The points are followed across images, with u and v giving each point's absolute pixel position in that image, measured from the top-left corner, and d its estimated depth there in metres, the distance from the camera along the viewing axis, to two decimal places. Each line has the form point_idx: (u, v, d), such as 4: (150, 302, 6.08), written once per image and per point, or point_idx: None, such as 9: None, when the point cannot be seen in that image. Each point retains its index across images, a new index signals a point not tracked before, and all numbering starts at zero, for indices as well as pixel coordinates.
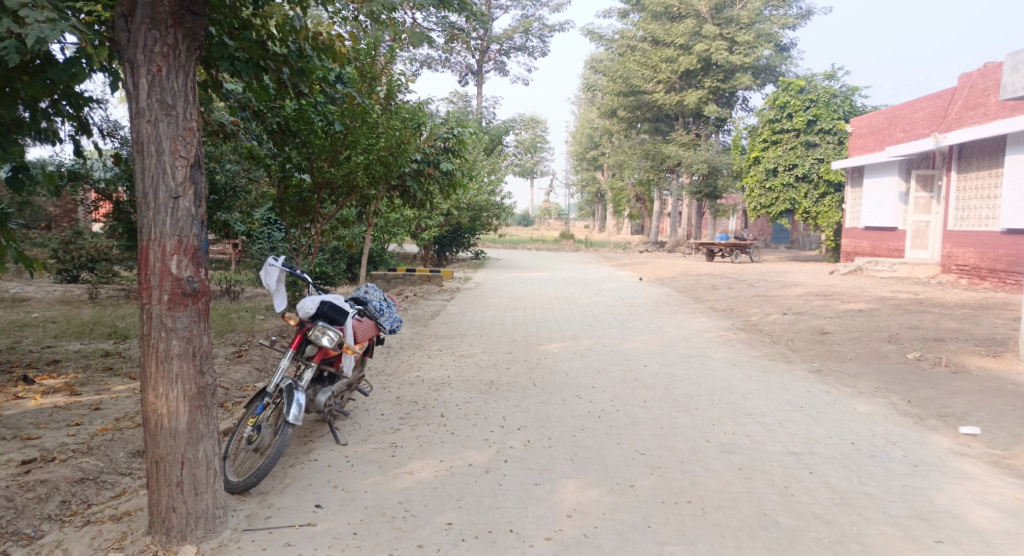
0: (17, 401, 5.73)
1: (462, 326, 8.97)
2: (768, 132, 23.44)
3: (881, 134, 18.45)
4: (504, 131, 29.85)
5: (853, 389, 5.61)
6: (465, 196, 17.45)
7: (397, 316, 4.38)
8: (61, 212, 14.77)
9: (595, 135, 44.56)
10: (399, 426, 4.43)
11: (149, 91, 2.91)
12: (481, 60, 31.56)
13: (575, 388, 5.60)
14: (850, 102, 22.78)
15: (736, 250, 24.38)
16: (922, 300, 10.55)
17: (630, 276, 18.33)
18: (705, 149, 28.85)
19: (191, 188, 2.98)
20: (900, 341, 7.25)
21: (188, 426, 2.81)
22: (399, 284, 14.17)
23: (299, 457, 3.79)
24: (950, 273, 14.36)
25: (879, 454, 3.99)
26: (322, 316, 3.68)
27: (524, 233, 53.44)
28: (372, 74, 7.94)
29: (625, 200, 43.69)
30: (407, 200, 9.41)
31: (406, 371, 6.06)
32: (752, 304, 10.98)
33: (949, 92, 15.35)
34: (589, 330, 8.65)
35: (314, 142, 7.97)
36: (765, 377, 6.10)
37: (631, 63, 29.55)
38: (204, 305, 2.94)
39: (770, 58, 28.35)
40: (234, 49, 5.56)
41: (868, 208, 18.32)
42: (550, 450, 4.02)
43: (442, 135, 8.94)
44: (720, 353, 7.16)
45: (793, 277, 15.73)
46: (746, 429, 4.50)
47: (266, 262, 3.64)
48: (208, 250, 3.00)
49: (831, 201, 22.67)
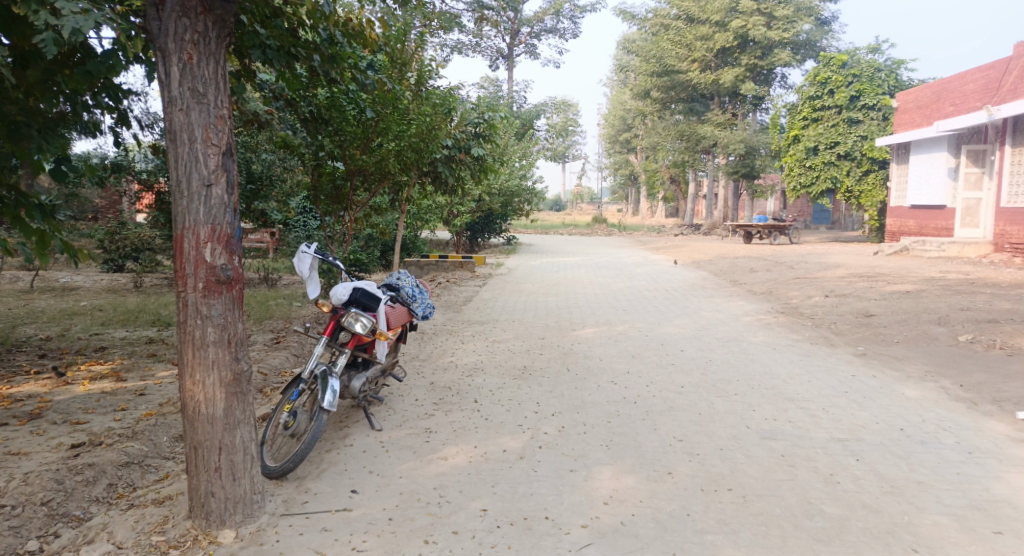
0: (67, 387, 5.94)
1: (494, 312, 8.94)
2: (808, 109, 22.68)
3: (929, 108, 17.64)
4: (535, 115, 29.61)
5: (901, 374, 5.38)
6: (497, 181, 17.38)
7: (429, 302, 4.38)
8: (107, 204, 15.26)
9: (627, 117, 43.84)
10: (434, 411, 4.43)
11: (180, 79, 2.92)
12: (511, 44, 31.29)
13: (610, 373, 5.51)
14: (896, 75, 21.87)
15: (774, 232, 23.76)
16: (974, 280, 10.09)
17: (664, 259, 18.05)
18: (742, 129, 28.09)
19: (224, 175, 2.99)
20: (951, 323, 6.94)
21: (225, 412, 2.85)
22: (432, 270, 14.24)
23: (335, 442, 3.82)
24: (1003, 252, 13.69)
25: (930, 441, 3.82)
26: (354, 303, 3.67)
27: (557, 219, 53.15)
28: (403, 60, 7.95)
29: (659, 183, 42.99)
30: (439, 186, 9.39)
31: (439, 357, 6.07)
32: (792, 287, 10.68)
33: (1004, 62, 14.53)
34: (623, 315, 8.52)
35: (346, 130, 7.98)
36: (807, 361, 5.91)
37: (665, 42, 28.89)
38: (239, 293, 2.96)
39: (809, 32, 27.36)
40: (265, 37, 5.56)
41: (915, 185, 17.61)
42: (585, 436, 3.96)
43: (473, 120, 8.91)
44: (759, 337, 6.97)
45: (835, 259, 15.25)
46: (788, 415, 4.35)
47: (299, 250, 3.62)
48: (241, 238, 3.02)
49: (875, 179, 21.85)
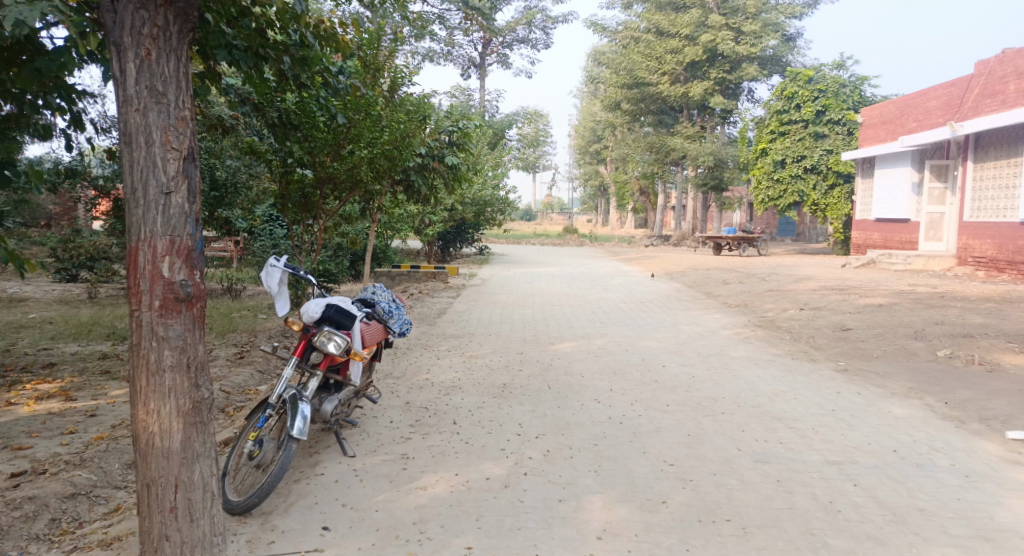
0: (9, 408, 5.48)
1: (469, 325, 8.70)
2: (775, 123, 23.08)
3: (893, 124, 18.09)
4: (508, 125, 29.54)
5: (886, 390, 5.33)
6: (470, 190, 17.18)
7: (406, 318, 4.13)
8: (60, 209, 14.55)
9: (597, 129, 44.10)
10: (410, 434, 4.18)
11: (137, 77, 2.65)
12: (483, 53, 31.23)
13: (592, 390, 5.34)
14: (859, 92, 22.42)
15: (743, 243, 24.05)
16: (942, 293, 10.26)
17: (638, 270, 18.04)
18: (711, 141, 28.47)
19: (184, 182, 2.72)
20: (927, 337, 6.96)
21: (182, 446, 2.55)
22: (403, 281, 13.90)
23: (304, 471, 3.54)
24: (966, 265, 14.01)
25: (925, 463, 3.72)
26: (327, 321, 3.39)
27: (528, 229, 53.11)
28: (376, 65, 7.76)
29: (629, 193, 43.34)
30: (412, 195, 9.17)
31: (414, 374, 5.80)
32: (766, 299, 10.71)
33: (965, 80, 14.98)
34: (601, 328, 8.37)
35: (315, 136, 7.67)
36: (791, 377, 5.83)
37: (636, 55, 29.18)
38: (200, 312, 2.68)
39: (776, 48, 27.96)
40: (232, 37, 5.31)
41: (879, 199, 18.02)
42: (571, 461, 3.76)
43: (447, 128, 8.75)
44: (740, 352, 6.88)
45: (805, 271, 15.42)
46: (778, 435, 4.23)
47: (268, 263, 3.33)
48: (203, 251, 2.74)
49: (840, 192, 22.30)
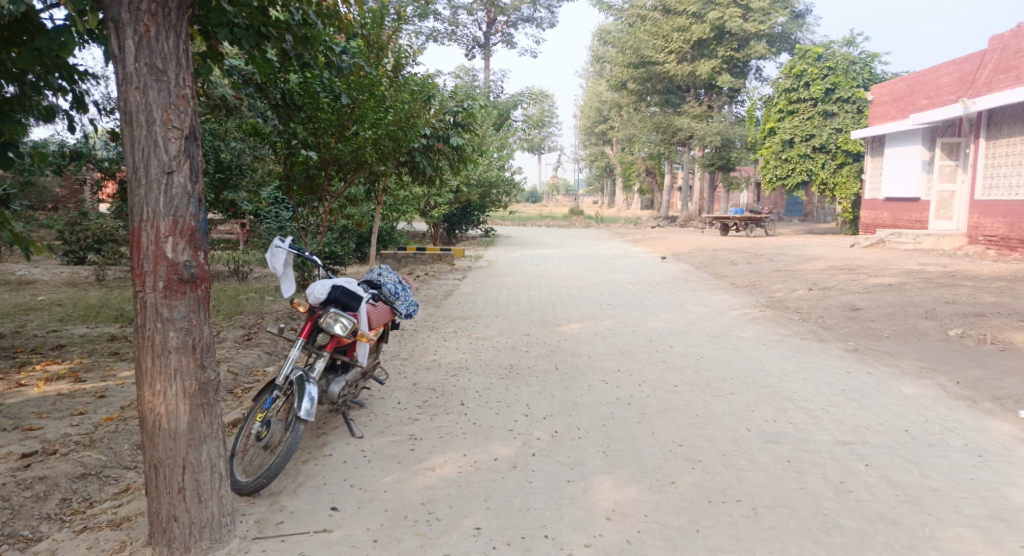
0: (20, 389, 5.51)
1: (476, 307, 8.67)
2: (784, 101, 22.75)
3: (904, 101, 17.79)
4: (512, 105, 29.30)
5: (896, 370, 5.29)
6: (475, 171, 17.09)
7: (413, 300, 4.10)
8: (66, 193, 14.55)
9: (603, 109, 43.68)
10: (418, 415, 4.17)
11: (136, 54, 2.59)
12: (487, 33, 30.86)
13: (600, 371, 5.31)
14: (870, 69, 22.05)
15: (751, 224, 23.86)
16: (952, 272, 10.15)
17: (644, 251, 17.94)
18: (719, 120, 28.15)
19: (187, 161, 2.68)
20: (938, 317, 6.89)
21: (189, 427, 2.53)
22: (409, 263, 13.86)
23: (312, 452, 3.53)
24: (977, 244, 13.85)
25: (938, 443, 3.69)
26: (333, 302, 3.35)
27: (534, 211, 52.92)
28: (380, 44, 7.65)
29: (635, 174, 43.04)
30: (417, 176, 9.11)
31: (421, 356, 5.79)
32: (774, 279, 10.63)
33: (979, 55, 14.67)
34: (608, 309, 8.33)
35: (320, 116, 7.59)
36: (800, 357, 5.79)
37: (642, 33, 28.77)
38: (204, 293, 2.65)
39: (785, 25, 27.48)
40: (233, 16, 5.23)
41: (889, 178, 17.80)
42: (580, 442, 3.74)
43: (451, 108, 8.65)
44: (749, 332, 6.84)
45: (813, 251, 15.29)
46: (788, 416, 4.20)
47: (272, 244, 3.29)
48: (207, 232, 2.71)
49: (849, 171, 22.04)
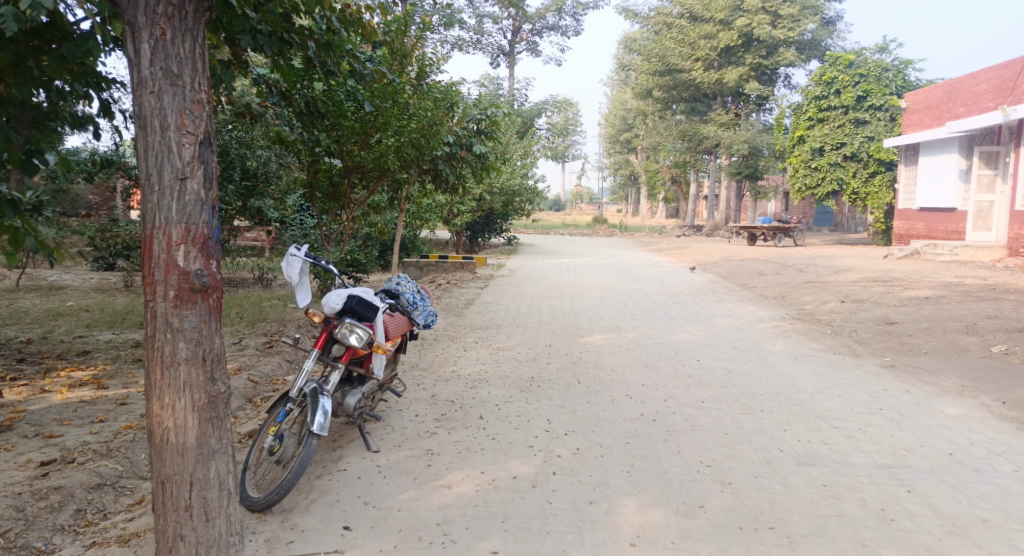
0: (43, 396, 5.55)
1: (497, 316, 8.55)
2: (814, 109, 22.31)
3: (940, 109, 17.28)
4: (537, 113, 29.28)
5: (936, 388, 5.03)
6: (498, 180, 17.03)
7: (431, 310, 4.01)
8: (99, 200, 14.86)
9: (628, 117, 43.45)
10: (435, 429, 4.06)
11: (152, 58, 2.55)
12: (512, 41, 30.93)
13: (623, 385, 5.15)
14: (903, 76, 21.52)
15: (779, 234, 23.40)
16: (993, 286, 9.73)
17: (669, 261, 17.68)
18: (746, 129, 27.73)
19: (201, 167, 2.62)
20: (980, 332, 6.57)
21: (198, 442, 2.46)
22: (431, 271, 13.81)
23: (327, 466, 3.44)
24: (1018, 256, 13.31)
25: (985, 468, 3.45)
26: (349, 313, 3.26)
27: (557, 219, 52.73)
28: (403, 52, 7.63)
29: (659, 183, 42.67)
30: (439, 184, 9.07)
31: (441, 367, 5.69)
32: (804, 291, 10.33)
33: (1020, 61, 14.18)
34: (632, 320, 8.14)
35: (343, 124, 7.56)
36: (833, 373, 5.54)
37: (668, 41, 28.56)
38: (216, 303, 2.59)
39: (814, 32, 27.01)
40: (256, 22, 5.21)
41: (924, 188, 17.29)
42: (602, 460, 3.59)
43: (475, 116, 8.59)
44: (779, 346, 6.61)
45: (844, 262, 14.86)
46: (822, 436, 3.99)
47: (288, 252, 3.23)
48: (220, 240, 2.65)
49: (882, 180, 21.49)
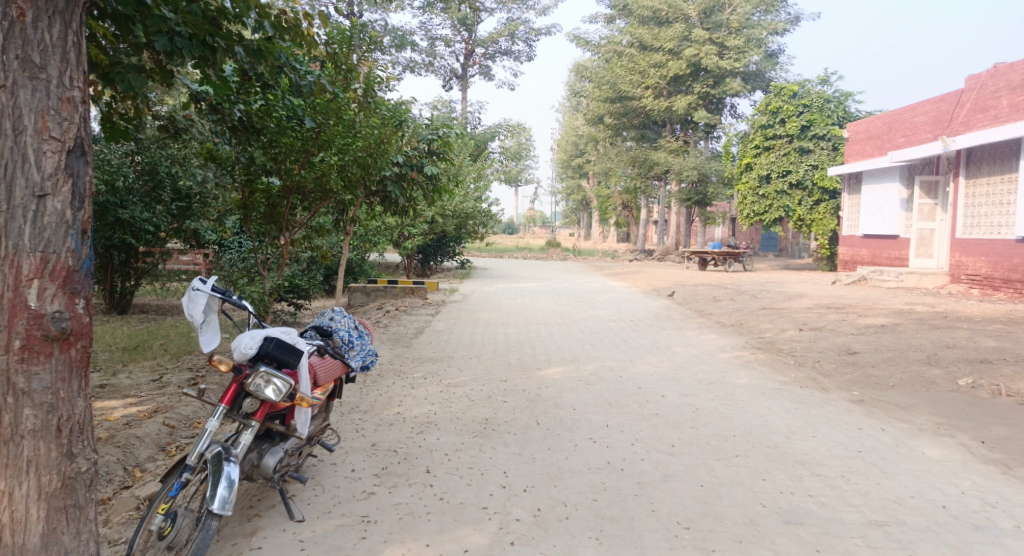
0: None
1: (448, 347, 8.02)
2: (760, 137, 22.81)
3: (880, 139, 17.88)
4: (490, 136, 29.08)
5: (911, 426, 4.78)
6: (450, 202, 16.60)
7: (370, 349, 3.56)
8: None
9: (580, 142, 43.82)
10: (374, 488, 3.51)
11: (5, 42, 1.97)
12: (465, 64, 30.79)
13: (586, 426, 4.71)
14: (844, 107, 22.25)
15: (729, 259, 23.74)
16: (943, 313, 9.81)
17: (623, 286, 17.54)
18: (695, 155, 28.21)
19: (68, 182, 2.06)
20: (942, 363, 6.45)
21: (44, 541, 1.91)
22: (379, 296, 13.08)
23: (238, 544, 2.83)
24: (959, 283, 13.65)
25: (984, 525, 3.13)
26: (265, 358, 2.69)
27: (511, 242, 52.48)
28: (349, 66, 7.10)
29: (611, 208, 43.11)
30: (388, 207, 8.57)
31: (384, 408, 5.11)
32: (762, 318, 10.21)
33: (956, 95, 14.75)
34: (591, 351, 7.76)
35: (282, 141, 6.92)
36: (804, 410, 5.24)
37: (619, 68, 28.94)
38: (79, 353, 2.03)
39: (758, 63, 27.90)
40: (174, 22, 4.59)
41: (867, 215, 17.82)
42: (567, 525, 3.11)
43: (425, 136, 8.18)
44: (744, 378, 6.32)
45: (795, 288, 15.01)
46: (805, 487, 3.63)
47: (191, 286, 2.65)
48: (89, 274, 2.10)
49: (825, 208, 22.06)
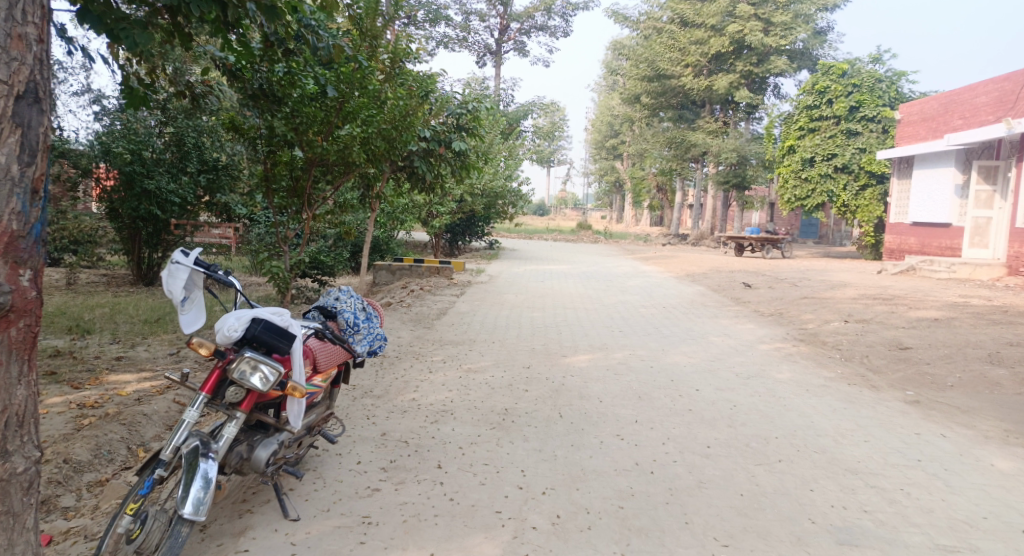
0: None
1: (471, 329, 7.73)
2: (805, 119, 21.78)
3: (936, 121, 16.83)
4: (523, 114, 28.50)
5: (976, 432, 4.29)
6: (480, 180, 16.24)
7: (378, 333, 3.29)
8: None
9: (615, 123, 42.82)
10: (380, 484, 3.23)
11: None
12: (499, 40, 30.14)
13: (613, 421, 4.36)
14: (897, 87, 21.05)
15: (767, 245, 22.88)
16: (1002, 308, 9.10)
17: (656, 271, 17.01)
18: (735, 137, 27.19)
19: (16, 132, 1.77)
20: (1007, 363, 5.87)
21: None
22: (404, 275, 12.82)
23: (224, 545, 2.56)
24: (1017, 275, 12.76)
25: None
26: (252, 342, 2.40)
27: (541, 223, 51.92)
28: (374, 32, 6.73)
29: (645, 190, 42.17)
30: (414, 183, 8.24)
31: (399, 394, 4.84)
32: (803, 308, 9.66)
33: (1023, 74, 13.67)
34: (621, 338, 7.37)
35: (303, 110, 6.55)
36: (854, 410, 4.78)
37: (658, 45, 27.96)
38: (22, 332, 1.80)
39: (806, 41, 26.59)
40: None
41: (917, 202, 16.88)
42: (589, 537, 2.77)
43: (453, 110, 7.82)
44: (785, 373, 5.88)
45: (838, 277, 14.28)
46: (859, 500, 3.22)
47: (170, 260, 2.38)
48: (39, 238, 1.83)
49: (872, 193, 21.01)
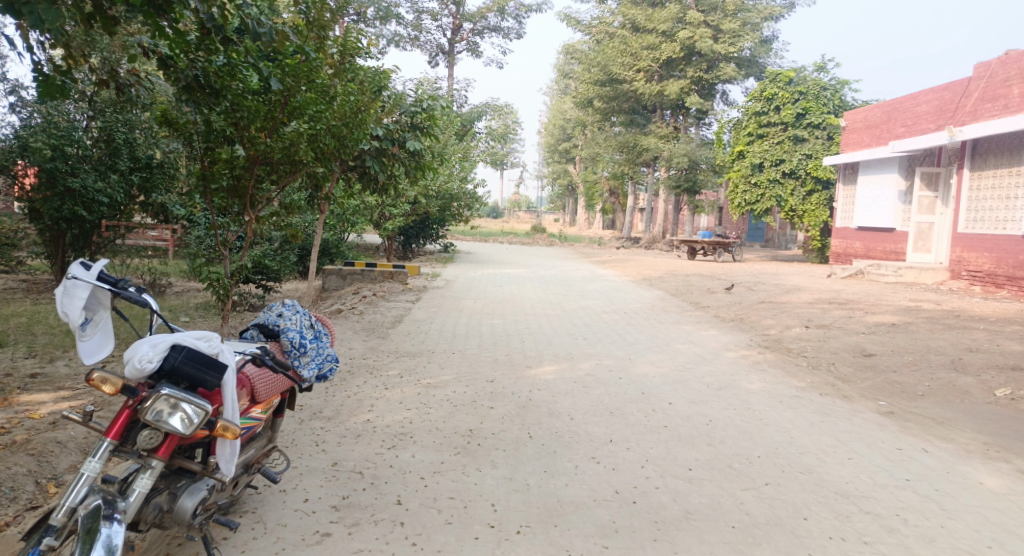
0: None
1: (428, 339, 7.30)
2: (754, 125, 22.21)
3: (879, 128, 17.36)
4: (476, 116, 28.13)
5: (956, 446, 4.17)
6: (433, 182, 15.75)
7: (330, 354, 2.88)
8: None
9: (567, 127, 42.95)
10: (330, 528, 2.80)
11: None
12: (452, 40, 29.65)
13: (587, 442, 4.05)
14: (840, 95, 21.54)
15: (718, 248, 23.22)
16: (953, 312, 9.26)
17: (613, 275, 16.90)
18: (686, 142, 27.52)
19: None
20: (971, 370, 5.87)
21: None
22: (355, 280, 12.23)
23: None
24: (960, 279, 13.18)
25: None
26: (169, 375, 1.97)
27: (495, 225, 51.52)
28: (321, 21, 6.15)
29: (598, 194, 42.37)
30: (366, 184, 7.75)
31: (352, 414, 4.42)
32: (763, 313, 9.63)
33: (962, 84, 14.18)
34: (586, 346, 7.10)
35: (244, 104, 5.81)
36: (831, 423, 4.62)
37: (610, 50, 28.04)
38: None
39: (753, 49, 27.16)
40: None
41: (863, 208, 17.34)
42: None
43: (408, 108, 7.40)
44: (756, 382, 5.71)
45: (790, 280, 14.49)
46: (856, 529, 3.00)
47: (66, 275, 1.92)
48: None
49: (818, 199, 21.59)
